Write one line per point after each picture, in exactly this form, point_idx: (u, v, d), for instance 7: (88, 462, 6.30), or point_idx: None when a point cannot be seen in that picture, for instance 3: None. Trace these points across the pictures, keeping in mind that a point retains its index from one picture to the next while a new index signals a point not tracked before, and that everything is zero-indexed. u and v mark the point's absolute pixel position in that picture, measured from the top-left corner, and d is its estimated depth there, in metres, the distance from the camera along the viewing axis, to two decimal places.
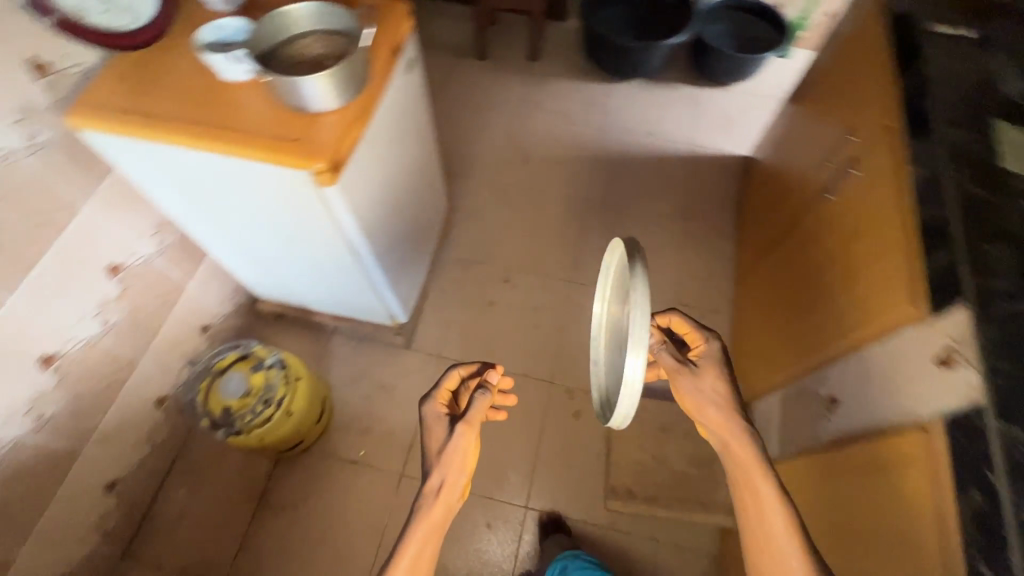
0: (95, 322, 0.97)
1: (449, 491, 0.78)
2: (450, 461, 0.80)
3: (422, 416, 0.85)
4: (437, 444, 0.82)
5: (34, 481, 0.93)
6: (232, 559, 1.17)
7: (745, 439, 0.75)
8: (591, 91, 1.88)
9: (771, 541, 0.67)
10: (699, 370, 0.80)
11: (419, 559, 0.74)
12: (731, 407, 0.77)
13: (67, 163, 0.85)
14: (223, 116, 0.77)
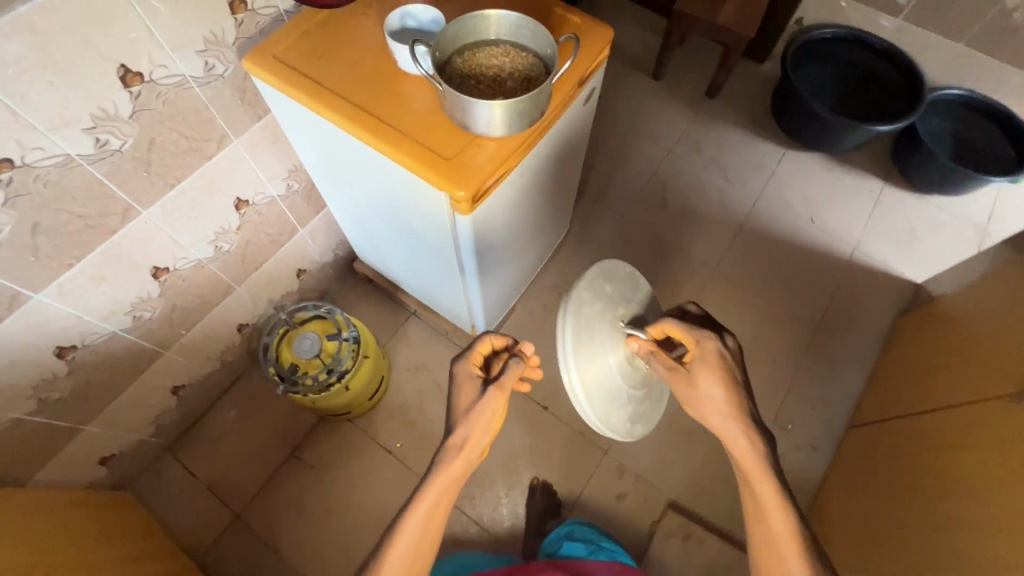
0: (209, 247, 0.99)
1: (467, 454, 0.72)
2: (476, 423, 0.73)
3: (452, 373, 0.78)
4: (465, 402, 0.75)
5: (116, 371, 0.99)
6: (253, 494, 1.21)
7: (749, 447, 0.68)
8: (762, 152, 1.67)
9: (781, 558, 0.62)
10: (694, 373, 0.72)
11: (429, 522, 0.67)
12: (736, 413, 0.70)
13: (232, 98, 0.85)
14: (388, 107, 0.72)
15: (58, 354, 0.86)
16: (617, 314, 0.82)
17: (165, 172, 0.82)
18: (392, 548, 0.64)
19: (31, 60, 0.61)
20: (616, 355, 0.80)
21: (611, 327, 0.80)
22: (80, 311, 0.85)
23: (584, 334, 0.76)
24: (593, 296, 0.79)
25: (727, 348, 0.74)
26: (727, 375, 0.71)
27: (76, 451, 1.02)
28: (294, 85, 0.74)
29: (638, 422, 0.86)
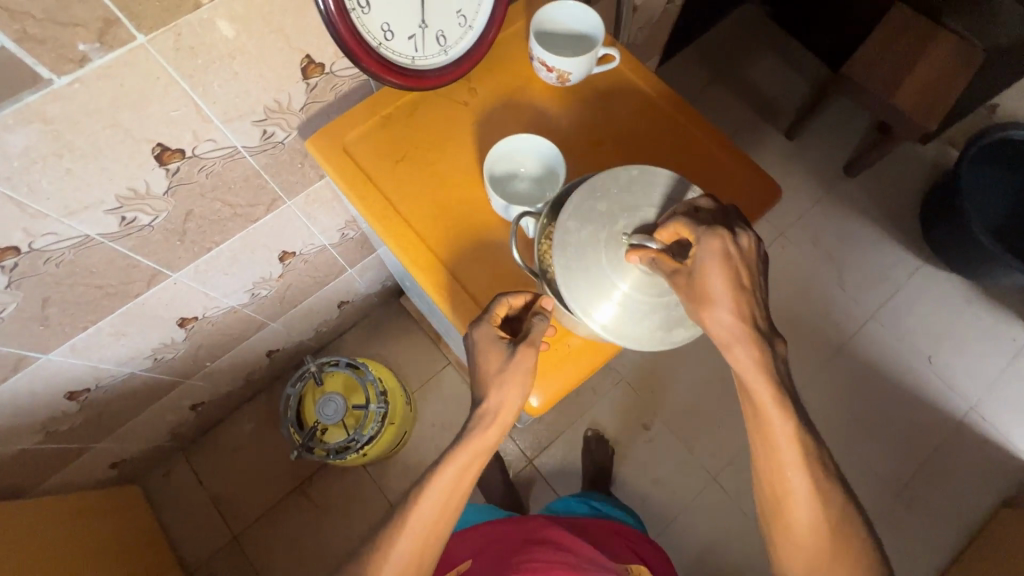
0: (244, 295, 0.89)
1: (500, 425, 0.52)
2: (509, 383, 0.51)
3: (472, 336, 0.53)
4: (493, 365, 0.52)
5: (132, 401, 0.93)
6: (252, 520, 1.18)
7: (754, 357, 0.46)
8: (892, 261, 1.41)
9: (780, 490, 0.50)
10: (701, 278, 0.45)
11: (453, 497, 0.52)
12: (745, 318, 0.46)
13: (291, 163, 0.70)
14: (480, 279, 0.58)
15: (69, 397, 0.80)
16: (616, 226, 0.50)
17: (201, 239, 0.70)
18: (399, 537, 0.50)
19: (42, 150, 0.48)
20: (625, 287, 0.48)
21: (608, 251, 0.49)
22: (97, 362, 0.77)
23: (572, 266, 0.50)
24: (581, 226, 0.49)
25: (740, 237, 0.46)
26: (738, 279, 0.46)
27: (87, 460, 0.99)
28: (372, 210, 0.59)
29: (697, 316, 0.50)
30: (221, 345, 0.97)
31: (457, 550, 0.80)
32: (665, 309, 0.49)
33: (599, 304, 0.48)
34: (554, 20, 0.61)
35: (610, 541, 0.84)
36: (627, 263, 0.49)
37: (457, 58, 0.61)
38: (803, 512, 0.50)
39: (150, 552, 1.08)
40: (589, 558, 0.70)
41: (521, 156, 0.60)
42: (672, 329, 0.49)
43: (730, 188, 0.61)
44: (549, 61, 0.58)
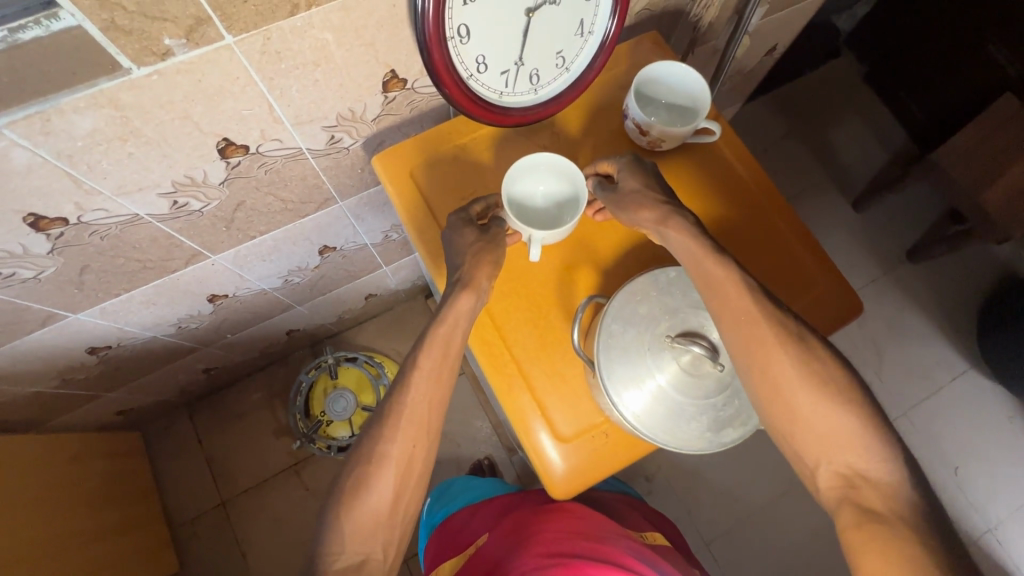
0: (278, 280, 0.87)
1: (478, 287, 0.51)
2: (485, 256, 0.51)
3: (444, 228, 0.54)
4: (470, 239, 0.52)
5: (150, 360, 0.93)
6: (242, 489, 1.19)
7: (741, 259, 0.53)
8: (937, 359, 1.34)
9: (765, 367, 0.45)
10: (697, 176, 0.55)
11: (440, 380, 0.50)
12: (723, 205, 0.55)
13: (352, 169, 0.68)
14: (524, 343, 0.54)
15: (90, 351, 0.79)
16: (659, 327, 0.49)
17: (247, 228, 0.68)
18: (398, 428, 0.48)
19: (107, 133, 0.46)
20: (678, 394, 0.47)
21: (654, 355, 0.47)
22: (124, 325, 0.77)
23: (625, 370, 0.48)
24: (623, 325, 0.49)
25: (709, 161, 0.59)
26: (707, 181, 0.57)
27: (95, 407, 0.99)
28: (428, 245, 0.57)
29: (739, 419, 0.48)
30: (245, 321, 0.97)
31: (474, 528, 0.73)
32: (712, 410, 0.47)
33: (651, 411, 0.47)
34: (658, 78, 0.56)
35: (625, 513, 0.78)
36: (674, 365, 0.47)
37: (546, 99, 0.58)
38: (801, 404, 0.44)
39: (138, 502, 1.09)
40: (605, 527, 0.65)
41: (542, 179, 0.53)
42: (719, 430, 0.47)
43: (818, 284, 0.58)
44: (645, 124, 0.55)
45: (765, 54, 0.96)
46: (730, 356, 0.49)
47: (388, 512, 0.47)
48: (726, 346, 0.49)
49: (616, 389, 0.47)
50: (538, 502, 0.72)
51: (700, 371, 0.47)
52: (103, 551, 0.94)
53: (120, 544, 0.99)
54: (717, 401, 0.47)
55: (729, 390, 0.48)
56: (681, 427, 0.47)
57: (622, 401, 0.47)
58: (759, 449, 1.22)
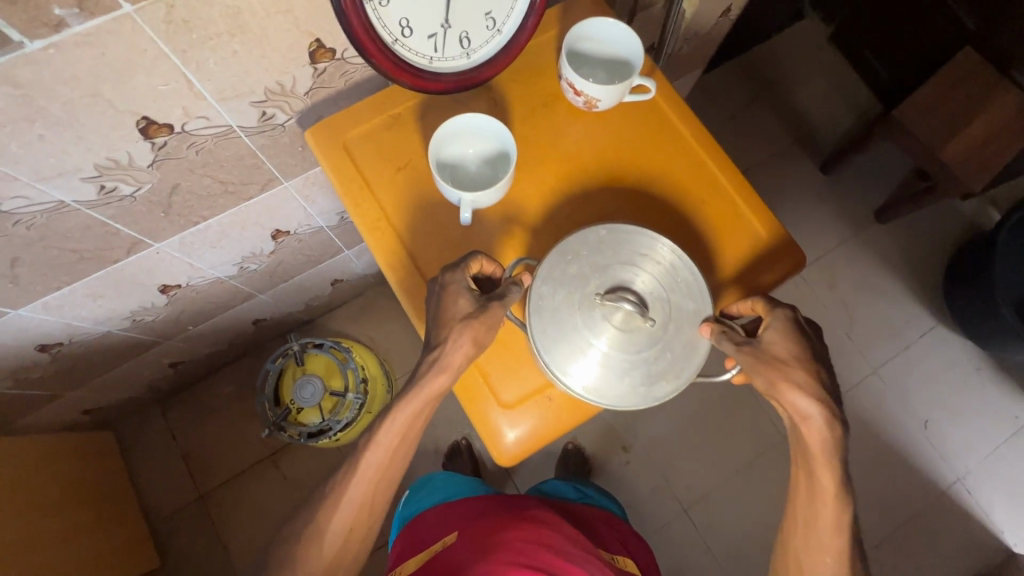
0: (233, 268, 0.86)
1: (453, 369, 0.49)
2: (467, 333, 0.49)
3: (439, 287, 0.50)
4: (461, 310, 0.49)
5: (109, 356, 0.91)
6: (220, 482, 1.19)
7: (825, 431, 0.46)
8: (906, 317, 1.35)
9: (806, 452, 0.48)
10: (769, 348, 0.47)
11: (415, 420, 0.52)
12: (822, 395, 0.46)
13: (292, 147, 0.66)
14: None
15: (40, 349, 0.78)
16: (590, 287, 0.50)
17: (187, 213, 0.67)
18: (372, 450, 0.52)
19: (10, 113, 0.44)
20: (609, 351, 0.49)
21: (583, 314, 0.49)
22: (72, 320, 0.75)
23: (556, 332, 0.49)
24: (553, 288, 0.50)
25: (811, 328, 0.50)
26: (808, 352, 0.47)
27: (59, 406, 0.98)
28: (365, 219, 0.56)
29: (674, 373, 0.49)
30: (205, 311, 0.95)
31: (444, 525, 0.74)
32: (645, 364, 0.49)
33: (584, 371, 0.49)
34: (595, 38, 0.56)
35: (600, 531, 0.81)
36: (604, 322, 0.49)
37: (479, 63, 0.56)
38: (820, 481, 0.47)
39: (113, 500, 1.09)
40: (574, 542, 0.67)
41: (472, 133, 0.53)
42: (653, 385, 0.49)
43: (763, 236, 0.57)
44: (579, 84, 0.53)
45: (718, 15, 0.95)
46: (661, 310, 0.50)
47: (360, 512, 0.53)
48: (655, 301, 0.50)
49: (549, 351, 0.49)
50: (509, 509, 0.73)
51: (630, 325, 0.49)
52: (77, 547, 0.93)
53: (96, 540, 0.99)
54: (649, 355, 0.49)
55: (661, 343, 0.49)
56: (615, 384, 0.48)
57: (558, 363, 0.49)
58: (733, 413, 1.24)
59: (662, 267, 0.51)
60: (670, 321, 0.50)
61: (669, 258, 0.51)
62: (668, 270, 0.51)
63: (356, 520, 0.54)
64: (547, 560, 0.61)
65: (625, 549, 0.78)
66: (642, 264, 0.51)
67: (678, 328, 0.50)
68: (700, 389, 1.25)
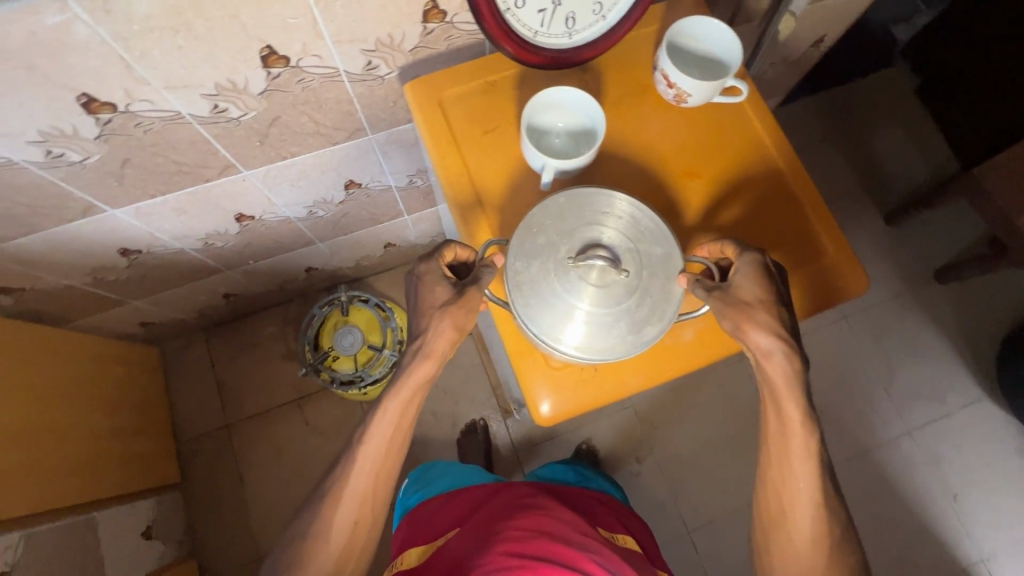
0: (303, 211, 0.91)
1: (436, 354, 0.54)
2: (447, 317, 0.53)
3: (415, 275, 0.55)
4: (439, 297, 0.53)
5: (176, 273, 0.97)
6: (246, 415, 1.24)
7: (786, 364, 0.50)
8: (951, 383, 1.31)
9: (770, 388, 0.51)
10: (737, 292, 0.50)
11: (406, 416, 0.55)
12: (779, 330, 0.49)
13: (384, 100, 0.70)
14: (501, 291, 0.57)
15: (122, 253, 0.84)
16: (558, 249, 0.48)
17: (279, 146, 0.71)
18: (365, 450, 0.54)
19: (161, 22, 0.49)
20: (598, 307, 0.47)
21: (559, 278, 0.47)
22: (156, 231, 0.81)
23: (538, 305, 0.47)
24: (527, 260, 0.48)
25: (778, 270, 0.52)
26: (773, 293, 0.50)
27: (120, 313, 1.05)
28: (448, 172, 0.59)
29: (659, 317, 0.47)
30: (269, 248, 1.00)
31: (447, 518, 0.75)
32: (631, 315, 0.47)
33: (580, 332, 0.47)
34: (688, 34, 0.58)
35: (598, 507, 0.82)
36: (581, 281, 0.47)
37: (579, 45, 0.58)
38: (786, 411, 0.50)
39: (148, 411, 1.15)
40: (572, 527, 0.67)
41: (559, 109, 0.56)
42: (642, 329, 0.47)
43: (829, 252, 0.58)
44: (674, 77, 0.55)
45: (810, 43, 0.95)
46: (634, 261, 0.48)
47: (365, 502, 0.55)
48: (627, 253, 0.48)
49: (538, 327, 0.47)
50: (508, 494, 0.74)
51: (606, 282, 0.47)
52: (106, 448, 0.99)
53: (126, 445, 1.04)
54: (633, 305, 0.47)
55: (640, 290, 0.47)
56: (606, 340, 0.47)
57: (552, 333, 0.47)
58: (753, 445, 1.22)
59: (623, 217, 0.48)
60: (645, 268, 0.48)
61: (626, 206, 0.49)
62: (628, 216, 0.49)
63: (361, 512, 0.55)
64: (543, 544, 0.63)
65: (625, 529, 0.79)
66: (601, 216, 0.48)
67: (654, 274, 0.48)
68: (724, 414, 1.24)
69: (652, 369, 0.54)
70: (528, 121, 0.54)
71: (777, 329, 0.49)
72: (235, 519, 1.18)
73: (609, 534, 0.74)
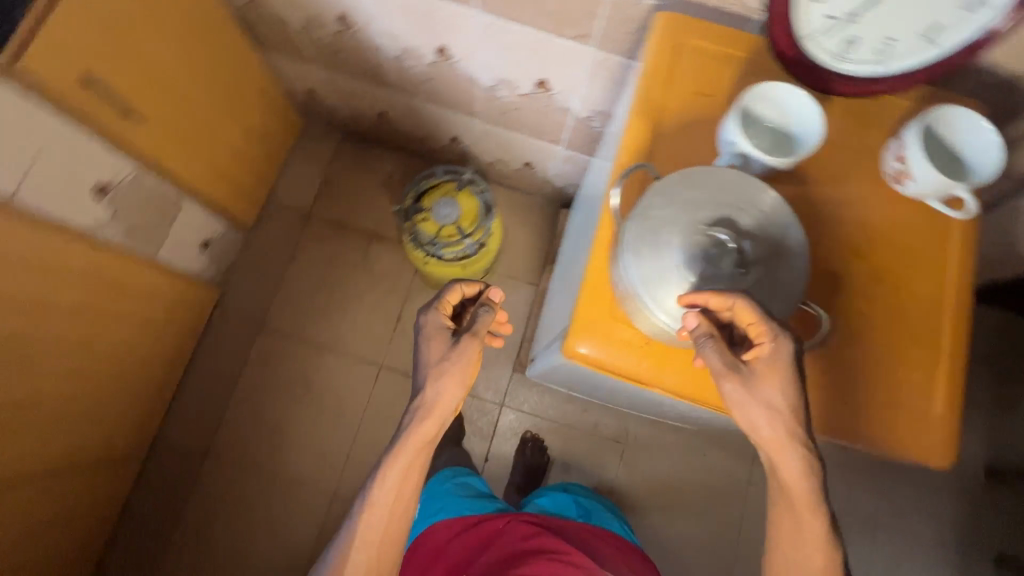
0: (489, 81, 0.95)
1: (437, 412, 0.62)
2: (447, 376, 0.62)
3: (419, 325, 0.66)
4: (439, 353, 0.64)
5: (360, 67, 1.05)
6: (327, 218, 1.34)
7: (804, 467, 0.48)
8: None
9: (787, 486, 0.49)
10: (753, 386, 0.47)
11: (408, 479, 0.61)
12: (798, 437, 0.47)
13: (626, 23, 0.71)
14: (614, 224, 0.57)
15: (338, 19, 0.92)
16: (696, 210, 0.46)
17: (516, 7, 0.74)
18: (376, 518, 0.60)
19: None
20: (701, 284, 0.45)
21: (683, 235, 0.45)
22: (376, 18, 0.88)
23: (649, 247, 0.46)
24: (665, 203, 0.46)
25: (802, 347, 0.47)
26: (798, 394, 0.47)
27: (300, 72, 1.15)
28: (648, 93, 0.58)
29: (742, 326, 0.46)
30: (440, 96, 1.06)
31: (455, 554, 0.86)
32: (722, 307, 0.46)
33: (670, 296, 0.46)
34: (941, 125, 0.56)
35: (601, 547, 0.88)
36: (700, 251, 0.45)
37: (839, 73, 0.56)
38: (804, 514, 0.49)
39: (266, 161, 1.27)
40: (573, 570, 0.76)
41: (775, 105, 0.53)
42: (721, 327, 0.46)
43: (932, 414, 0.55)
44: (912, 152, 0.54)
45: None
46: (756, 262, 0.46)
47: (378, 559, 0.59)
48: (754, 253, 0.46)
49: (637, 265, 0.46)
50: (517, 535, 0.84)
51: (723, 266, 0.45)
52: (222, 163, 1.11)
53: (235, 171, 1.16)
54: (730, 301, 0.45)
55: (745, 293, 0.46)
56: (686, 316, 0.46)
57: (646, 281, 0.46)
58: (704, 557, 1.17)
59: (769, 220, 0.46)
60: (761, 277, 0.46)
61: (778, 211, 0.47)
62: (774, 222, 0.46)
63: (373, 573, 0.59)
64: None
65: (630, 570, 0.84)
66: (752, 206, 0.46)
67: (765, 287, 0.46)
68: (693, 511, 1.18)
69: (691, 376, 0.53)
70: (741, 107, 0.52)
71: (797, 429, 0.47)
72: (265, 287, 1.30)
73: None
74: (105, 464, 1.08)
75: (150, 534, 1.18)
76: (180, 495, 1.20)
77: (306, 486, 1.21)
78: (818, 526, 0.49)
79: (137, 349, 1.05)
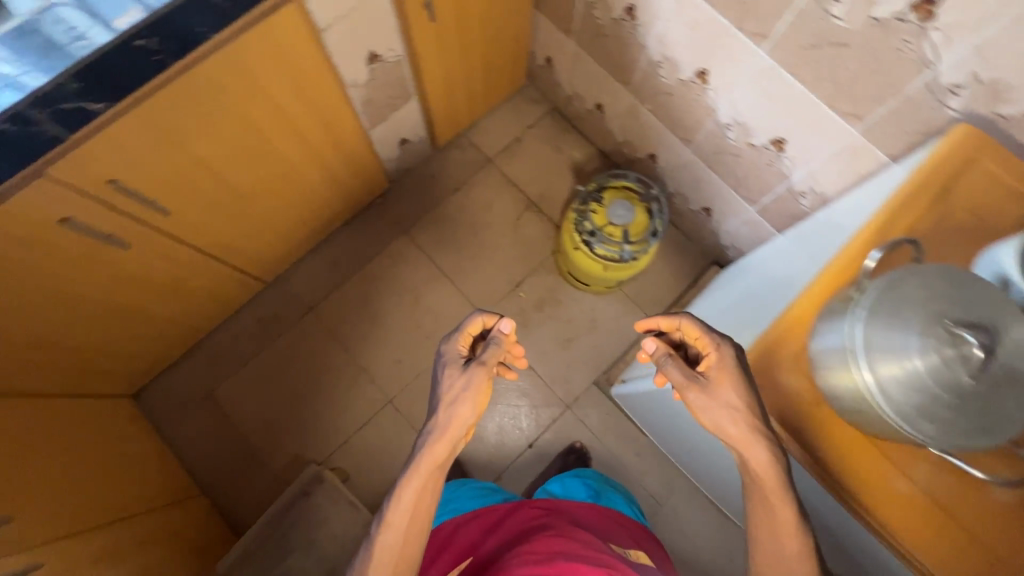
0: (728, 119, 0.97)
1: (450, 437, 0.70)
2: (459, 410, 0.70)
3: (437, 358, 0.76)
4: (452, 386, 0.72)
5: (612, 58, 1.12)
6: (504, 170, 1.44)
7: (769, 459, 0.59)
8: None
9: (764, 482, 0.60)
10: (709, 390, 0.62)
11: (427, 488, 0.69)
12: (752, 429, 0.60)
13: (909, 121, 0.71)
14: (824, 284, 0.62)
15: (626, 9, 0.98)
16: (953, 304, 0.46)
17: (805, 64, 0.76)
18: (388, 524, 0.67)
19: None
20: (923, 372, 0.45)
21: (929, 321, 0.46)
22: (659, 19, 0.93)
23: (887, 315, 0.48)
24: (922, 286, 0.48)
25: (741, 354, 0.63)
26: (752, 396, 0.60)
27: (553, 41, 1.25)
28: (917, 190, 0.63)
29: (942, 427, 0.46)
30: (667, 114, 1.10)
31: (460, 545, 0.86)
32: (934, 401, 0.45)
33: (884, 366, 0.47)
34: None
35: (613, 531, 0.90)
36: (941, 342, 0.45)
37: None
38: (778, 505, 0.60)
39: (481, 100, 1.38)
40: (585, 544, 0.75)
41: None
42: (921, 419, 0.46)
43: None
44: None
45: None
46: (992, 381, 0.45)
47: (399, 563, 0.67)
48: (996, 371, 0.44)
49: (866, 323, 0.49)
50: (522, 522, 0.84)
51: (958, 367, 0.44)
52: (454, 83, 1.22)
53: (458, 95, 1.28)
54: (947, 400, 0.45)
55: (966, 401, 0.45)
56: (891, 390, 0.47)
57: (869, 341, 0.48)
58: None
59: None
60: (989, 397, 0.45)
61: None
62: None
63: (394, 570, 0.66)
64: (561, 563, 0.68)
65: (637, 546, 0.87)
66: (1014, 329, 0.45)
67: (987, 407, 0.45)
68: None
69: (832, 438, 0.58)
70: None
71: (757, 427, 0.60)
72: (424, 202, 1.41)
73: (626, 551, 0.82)
74: (220, 301, 1.23)
75: (236, 351, 1.31)
76: (275, 332, 1.32)
77: (375, 379, 1.30)
78: (788, 511, 0.60)
79: (315, 198, 1.18)
